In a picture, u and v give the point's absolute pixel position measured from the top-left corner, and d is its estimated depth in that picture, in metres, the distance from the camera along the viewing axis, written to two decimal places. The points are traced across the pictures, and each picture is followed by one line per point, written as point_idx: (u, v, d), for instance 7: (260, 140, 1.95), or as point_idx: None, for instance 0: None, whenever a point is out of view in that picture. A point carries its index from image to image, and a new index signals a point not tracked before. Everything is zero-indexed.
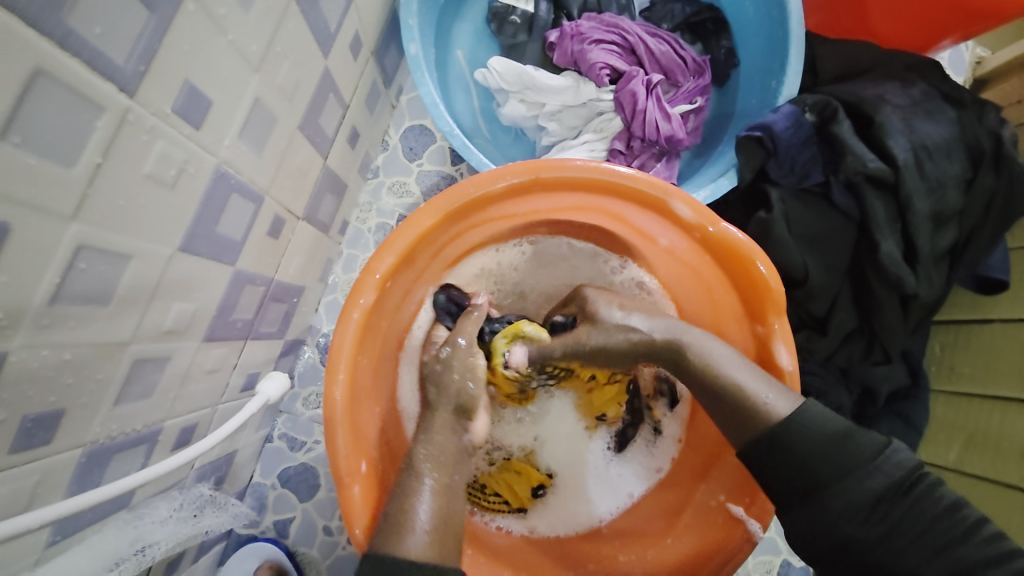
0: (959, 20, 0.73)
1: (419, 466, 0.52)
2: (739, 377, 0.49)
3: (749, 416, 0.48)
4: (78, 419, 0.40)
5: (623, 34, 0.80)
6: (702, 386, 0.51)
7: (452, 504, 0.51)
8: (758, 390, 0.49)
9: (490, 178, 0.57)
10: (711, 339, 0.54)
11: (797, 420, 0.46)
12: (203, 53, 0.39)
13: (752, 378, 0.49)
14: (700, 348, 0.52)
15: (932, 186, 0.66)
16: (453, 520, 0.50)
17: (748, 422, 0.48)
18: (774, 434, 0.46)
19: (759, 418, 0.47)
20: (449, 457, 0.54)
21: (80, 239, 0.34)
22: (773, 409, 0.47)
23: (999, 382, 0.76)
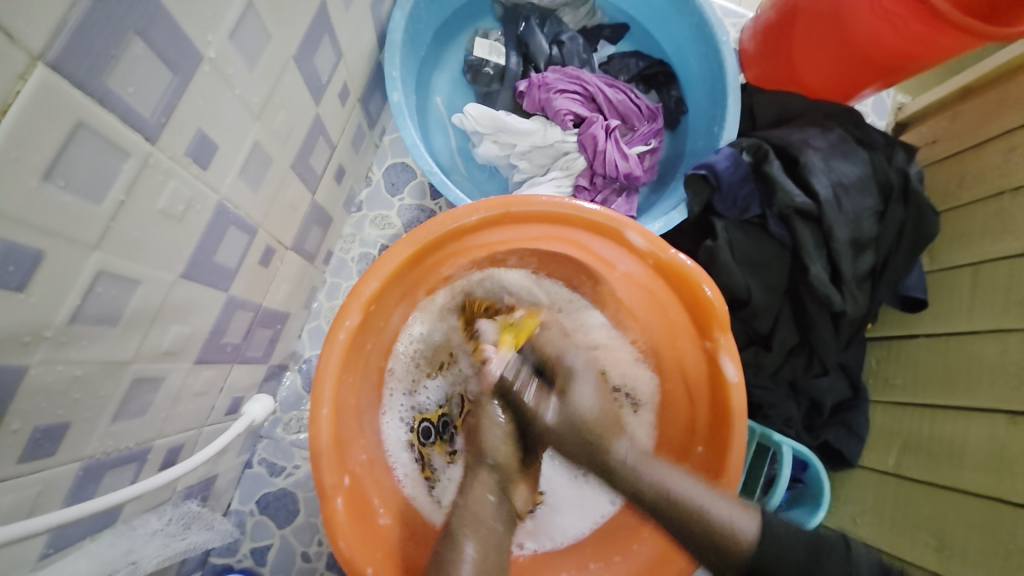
0: (876, 72, 0.84)
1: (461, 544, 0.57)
2: (696, 495, 0.55)
3: (717, 542, 0.53)
4: (80, 432, 0.43)
5: (585, 85, 0.90)
6: (662, 512, 0.55)
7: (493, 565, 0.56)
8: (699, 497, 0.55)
9: (464, 212, 0.64)
10: (654, 458, 0.59)
11: (763, 543, 0.52)
12: (213, 105, 0.45)
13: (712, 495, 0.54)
14: (649, 473, 0.57)
15: (850, 218, 0.76)
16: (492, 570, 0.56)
17: (726, 552, 0.52)
18: (757, 560, 0.52)
19: (732, 545, 0.52)
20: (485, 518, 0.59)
21: (100, 266, 0.38)
22: (740, 531, 0.52)
23: (928, 391, 0.84)
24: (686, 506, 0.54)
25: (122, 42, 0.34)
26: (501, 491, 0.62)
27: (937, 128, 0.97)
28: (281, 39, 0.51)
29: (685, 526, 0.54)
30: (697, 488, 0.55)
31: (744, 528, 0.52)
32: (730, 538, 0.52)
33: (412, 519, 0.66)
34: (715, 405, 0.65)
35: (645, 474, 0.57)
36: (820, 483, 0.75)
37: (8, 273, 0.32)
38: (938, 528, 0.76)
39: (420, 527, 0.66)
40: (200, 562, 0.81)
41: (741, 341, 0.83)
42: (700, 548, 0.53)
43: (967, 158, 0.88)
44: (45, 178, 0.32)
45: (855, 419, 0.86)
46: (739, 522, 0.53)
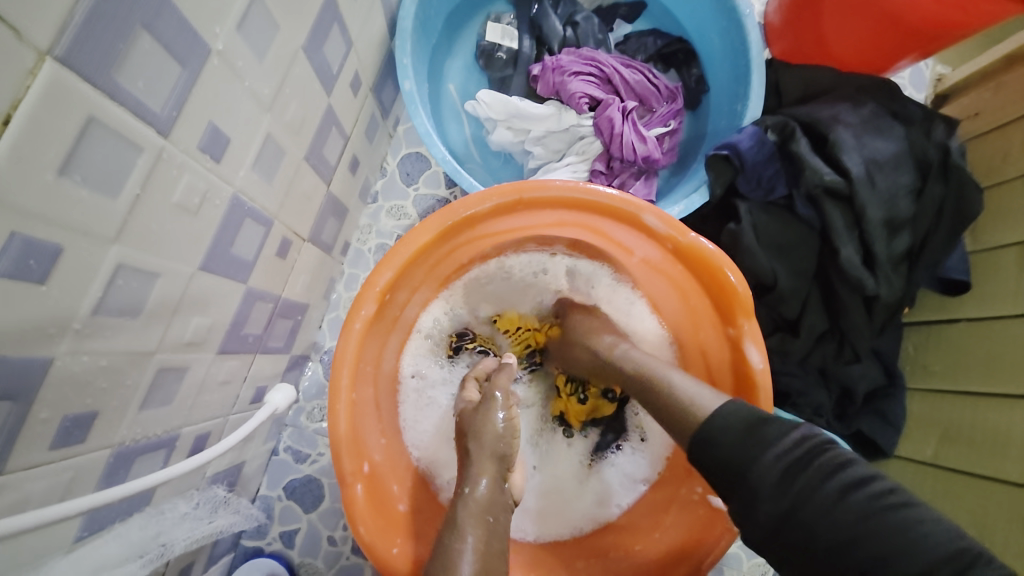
0: (915, 42, 0.79)
1: (460, 526, 0.54)
2: (673, 378, 0.55)
3: (678, 419, 0.51)
4: (108, 420, 0.45)
5: (600, 66, 0.87)
6: (647, 398, 0.56)
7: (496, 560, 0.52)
8: (686, 387, 0.53)
9: (477, 199, 0.63)
10: (666, 362, 0.58)
11: (715, 416, 0.48)
12: (224, 98, 0.45)
13: (696, 386, 0.53)
14: (649, 365, 0.58)
15: (884, 197, 0.72)
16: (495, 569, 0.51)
17: (682, 425, 0.51)
18: (704, 428, 0.48)
19: (687, 418, 0.50)
20: (491, 512, 0.55)
21: (119, 259, 0.39)
22: (698, 405, 0.50)
23: (969, 377, 0.79)
24: (665, 392, 0.54)
25: (130, 37, 0.34)
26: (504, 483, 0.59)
27: (979, 100, 0.90)
28: (289, 28, 0.51)
29: (662, 406, 0.53)
30: (687, 385, 0.53)
31: (703, 403, 0.50)
32: (686, 410, 0.51)
33: (429, 509, 0.66)
34: (738, 392, 0.64)
35: (649, 369, 0.57)
36: None
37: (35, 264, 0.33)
38: (979, 520, 0.72)
39: (433, 513, 0.66)
40: (232, 544, 0.84)
41: (766, 327, 0.80)
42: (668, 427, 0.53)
43: (1012, 130, 0.82)
44: (60, 173, 0.33)
45: (891, 408, 0.82)
46: (702, 400, 0.51)
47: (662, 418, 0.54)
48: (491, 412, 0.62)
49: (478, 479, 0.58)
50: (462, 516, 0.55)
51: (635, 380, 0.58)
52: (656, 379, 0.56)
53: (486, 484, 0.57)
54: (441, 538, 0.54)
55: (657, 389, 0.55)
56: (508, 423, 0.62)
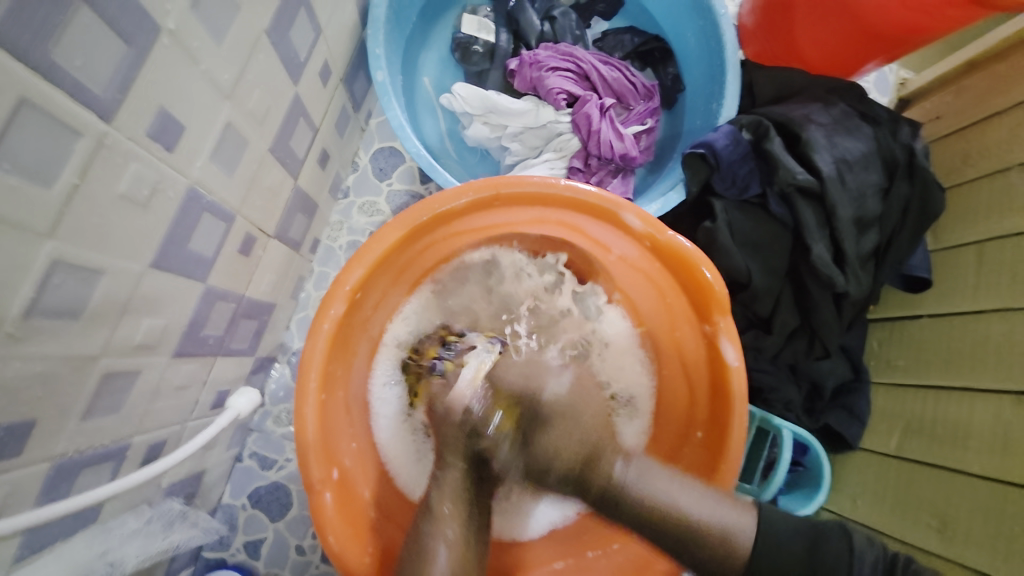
0: (878, 45, 0.80)
1: (428, 521, 0.53)
2: (681, 499, 0.51)
3: (702, 546, 0.50)
4: (47, 430, 0.41)
5: (578, 62, 0.86)
6: (646, 520, 0.50)
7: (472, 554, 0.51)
8: (709, 511, 0.51)
9: (453, 195, 0.62)
10: (651, 466, 0.53)
11: (760, 543, 0.51)
12: (177, 82, 0.42)
13: (711, 503, 0.51)
14: (639, 484, 0.51)
15: (854, 196, 0.73)
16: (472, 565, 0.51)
17: (714, 553, 0.51)
18: (749, 559, 0.51)
19: (727, 550, 0.50)
20: (465, 505, 0.53)
21: (55, 254, 0.36)
22: (733, 533, 0.51)
23: (931, 371, 0.82)
24: (668, 511, 0.50)
25: (67, 11, 0.31)
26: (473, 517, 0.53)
27: (941, 104, 0.94)
28: (251, 11, 0.48)
29: (662, 530, 0.50)
30: (695, 499, 0.51)
31: (734, 525, 0.51)
32: (721, 539, 0.50)
33: (392, 497, 0.64)
34: (714, 391, 0.64)
35: (632, 487, 0.51)
36: (822, 466, 0.75)
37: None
38: (940, 510, 0.74)
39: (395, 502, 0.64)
40: (192, 557, 0.80)
41: (741, 325, 0.81)
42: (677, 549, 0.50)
43: (969, 134, 0.86)
44: None
45: (859, 403, 0.84)
46: (731, 521, 0.51)
47: (671, 547, 0.50)
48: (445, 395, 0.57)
49: (446, 469, 0.54)
50: (435, 500, 0.53)
51: (614, 496, 0.51)
52: (646, 496, 0.50)
53: (455, 530, 0.51)
54: (416, 529, 0.53)
55: (653, 508, 0.50)
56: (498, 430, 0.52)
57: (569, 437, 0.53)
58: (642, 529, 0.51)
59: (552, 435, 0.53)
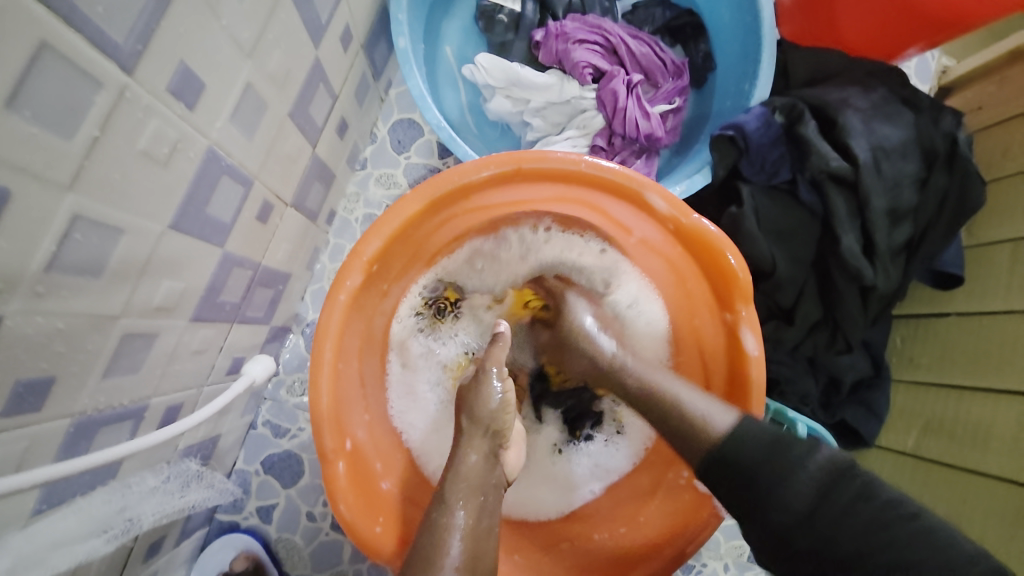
0: (923, 28, 0.76)
1: (447, 503, 0.52)
2: (678, 392, 0.55)
3: (687, 436, 0.52)
4: (67, 387, 0.41)
5: (606, 36, 0.83)
6: (649, 402, 0.56)
7: (481, 546, 0.50)
8: (694, 401, 0.54)
9: (474, 167, 0.60)
10: (658, 367, 0.59)
11: (737, 435, 0.49)
12: (198, 35, 0.40)
13: (707, 401, 0.53)
14: (645, 376, 0.58)
15: (889, 185, 0.70)
16: (483, 560, 0.50)
17: (692, 440, 0.51)
18: (724, 450, 0.49)
19: (701, 434, 0.51)
20: (476, 486, 0.54)
21: (76, 210, 0.35)
22: (711, 423, 0.51)
23: (955, 370, 0.80)
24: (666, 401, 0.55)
25: None
26: (495, 457, 0.58)
27: (983, 94, 0.89)
28: None
29: (666, 419, 0.54)
30: (697, 398, 0.54)
31: (716, 423, 0.51)
32: (699, 429, 0.51)
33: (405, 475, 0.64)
34: (732, 380, 0.62)
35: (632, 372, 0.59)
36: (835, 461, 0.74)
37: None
38: (956, 511, 0.74)
39: (409, 480, 0.64)
40: (207, 518, 0.82)
41: (761, 315, 0.79)
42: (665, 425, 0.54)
43: (1014, 126, 0.81)
44: (4, 105, 0.29)
45: (878, 400, 0.83)
46: (714, 416, 0.52)
47: (671, 437, 0.54)
48: (487, 379, 0.60)
49: (469, 451, 0.56)
50: (450, 490, 0.53)
51: (624, 380, 0.59)
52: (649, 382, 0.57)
53: (477, 458, 0.56)
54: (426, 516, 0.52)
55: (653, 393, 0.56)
56: (503, 397, 0.59)
57: (586, 336, 0.63)
58: (634, 404, 0.58)
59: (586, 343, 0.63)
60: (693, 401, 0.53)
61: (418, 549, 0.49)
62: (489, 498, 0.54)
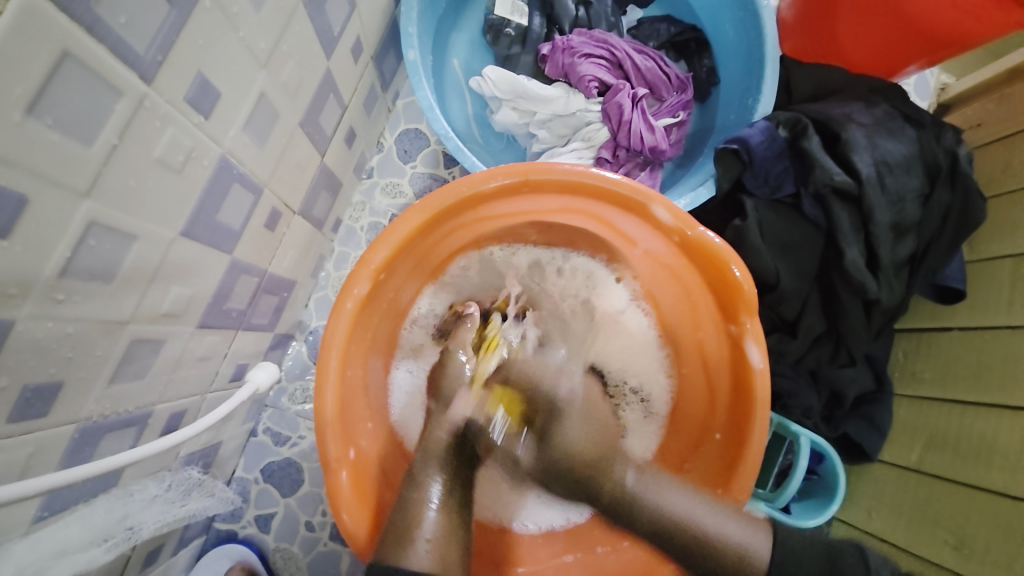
0: (920, 47, 0.77)
1: (423, 519, 0.51)
2: (685, 509, 0.53)
3: (711, 565, 0.51)
4: (74, 393, 0.41)
5: (612, 50, 0.84)
6: (663, 534, 0.52)
7: (462, 555, 0.50)
8: (710, 519, 0.52)
9: (482, 178, 0.60)
10: (665, 480, 0.56)
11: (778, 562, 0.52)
12: (217, 48, 0.41)
13: (716, 511, 0.53)
14: (653, 495, 0.54)
15: (892, 200, 0.71)
16: None
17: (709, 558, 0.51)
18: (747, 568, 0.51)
19: (728, 562, 0.51)
20: (456, 511, 0.53)
21: (91, 216, 0.36)
22: (752, 553, 0.52)
23: (957, 385, 0.80)
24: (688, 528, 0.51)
25: None
26: (482, 482, 0.58)
27: (984, 110, 0.90)
28: None
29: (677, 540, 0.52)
30: (709, 512, 0.53)
31: (738, 541, 0.51)
32: (723, 549, 0.51)
33: None
34: (736, 392, 0.62)
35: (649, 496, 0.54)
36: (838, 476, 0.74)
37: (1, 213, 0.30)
38: (958, 527, 0.73)
39: None
40: (205, 526, 0.82)
41: (764, 327, 0.79)
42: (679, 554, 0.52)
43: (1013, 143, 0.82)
44: (26, 113, 0.29)
45: (883, 415, 0.82)
46: (736, 536, 0.52)
47: (683, 557, 0.52)
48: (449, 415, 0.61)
49: (449, 490, 0.55)
50: (429, 504, 0.53)
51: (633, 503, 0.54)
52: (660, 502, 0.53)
53: (452, 493, 0.55)
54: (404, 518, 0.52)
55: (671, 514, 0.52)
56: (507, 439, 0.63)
57: (595, 452, 0.58)
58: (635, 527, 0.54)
59: (569, 434, 0.60)
60: (711, 522, 0.52)
61: (403, 560, 0.49)
62: (467, 535, 0.54)
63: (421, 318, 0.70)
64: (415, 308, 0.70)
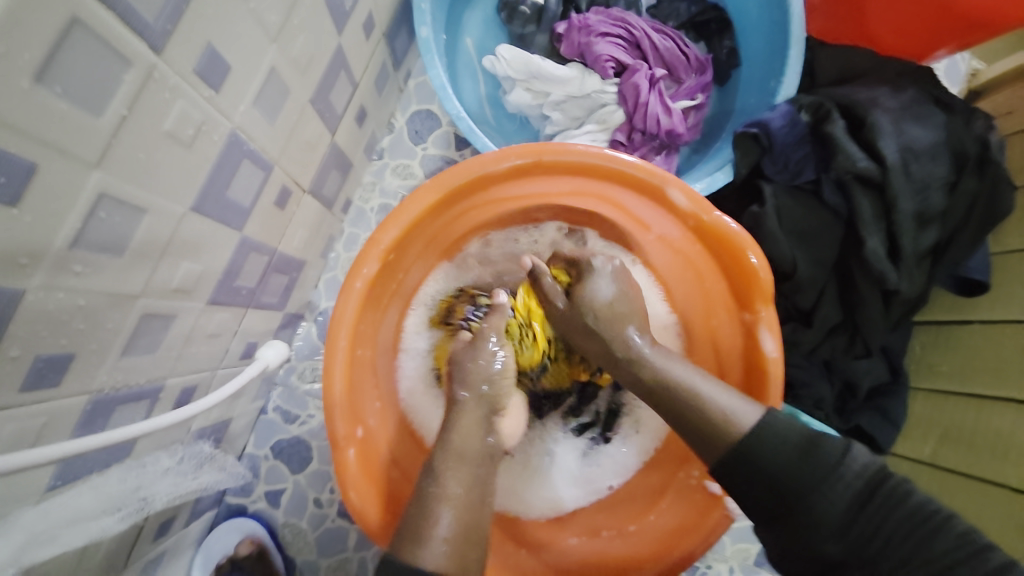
0: (957, 30, 0.74)
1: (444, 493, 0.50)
2: (693, 378, 0.54)
3: (713, 431, 0.51)
4: (87, 364, 0.42)
5: (629, 29, 0.82)
6: (663, 400, 0.55)
7: (476, 518, 0.50)
8: (715, 398, 0.52)
9: (493, 158, 0.59)
10: (671, 355, 0.57)
11: (762, 429, 0.49)
12: (228, 19, 0.40)
13: (730, 397, 0.52)
14: (660, 368, 0.56)
15: (917, 188, 0.68)
16: (476, 529, 0.50)
17: (713, 437, 0.51)
18: (744, 446, 0.49)
19: (722, 432, 0.50)
20: (468, 459, 0.53)
21: (101, 187, 0.35)
22: (735, 417, 0.50)
23: (975, 380, 0.78)
24: (687, 398, 0.53)
25: None
26: (491, 425, 0.58)
27: (1013, 98, 0.87)
28: None
29: (681, 415, 0.53)
30: (717, 392, 0.52)
31: (737, 416, 0.50)
32: (721, 423, 0.51)
33: (416, 468, 0.64)
34: (747, 380, 0.61)
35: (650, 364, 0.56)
36: None
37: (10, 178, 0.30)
38: (970, 521, 0.73)
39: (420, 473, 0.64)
40: (216, 500, 0.83)
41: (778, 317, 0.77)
42: (686, 429, 0.53)
43: None
44: (35, 80, 0.29)
45: (896, 408, 0.81)
46: (735, 411, 0.51)
47: (685, 431, 0.53)
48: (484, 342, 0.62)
49: (460, 424, 0.56)
50: (440, 464, 0.53)
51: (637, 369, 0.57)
52: (664, 374, 0.55)
53: (473, 439, 0.55)
54: (411, 509, 0.51)
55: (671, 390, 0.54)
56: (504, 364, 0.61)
57: (607, 316, 0.60)
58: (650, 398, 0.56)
59: (592, 288, 0.62)
60: (715, 396, 0.52)
61: (410, 521, 0.49)
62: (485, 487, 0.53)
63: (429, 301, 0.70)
64: (424, 291, 0.69)
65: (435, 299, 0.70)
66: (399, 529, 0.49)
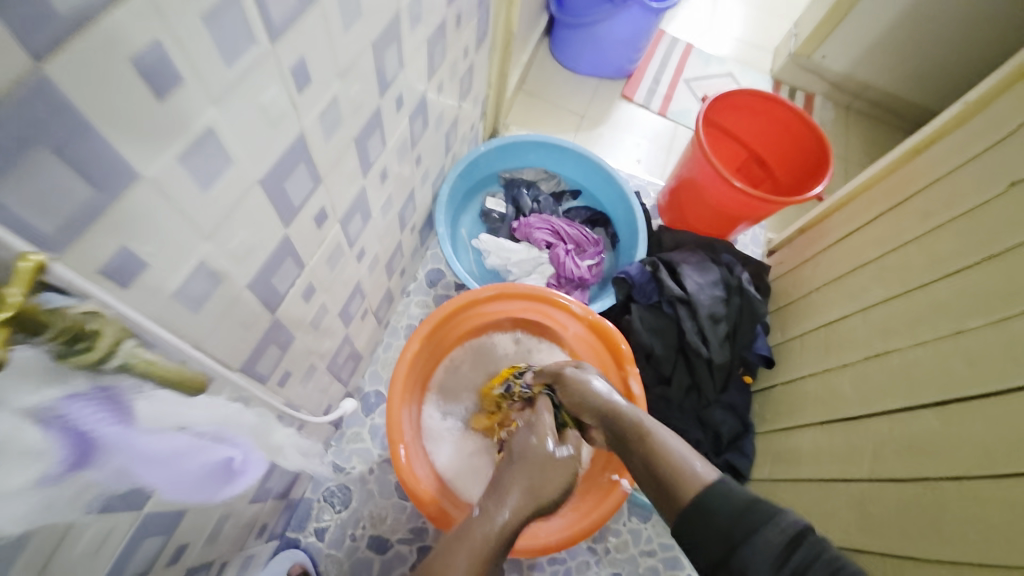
0: (728, 220, 1.42)
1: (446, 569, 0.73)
2: (668, 445, 0.80)
3: (680, 483, 0.74)
4: (291, 384, 0.87)
5: (553, 224, 1.45)
6: (647, 461, 0.80)
7: (476, 562, 0.75)
8: (684, 455, 0.78)
9: (479, 290, 1.15)
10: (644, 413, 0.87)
11: (712, 495, 0.70)
12: (371, 235, 0.97)
13: (697, 459, 0.77)
14: (636, 417, 0.86)
15: (711, 304, 1.25)
16: (476, 568, 0.75)
17: (686, 485, 0.73)
18: (700, 506, 0.70)
19: (693, 484, 0.73)
20: (533, 504, 0.85)
21: (324, 300, 0.86)
22: (702, 474, 0.74)
23: (781, 418, 1.24)
24: (659, 457, 0.79)
25: (360, 212, 0.86)
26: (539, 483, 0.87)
27: (782, 254, 1.52)
28: (397, 205, 1.06)
29: (665, 470, 0.77)
30: (687, 454, 0.78)
31: (704, 473, 0.74)
32: (688, 480, 0.74)
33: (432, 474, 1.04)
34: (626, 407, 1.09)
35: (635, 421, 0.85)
36: None
37: (313, 298, 0.81)
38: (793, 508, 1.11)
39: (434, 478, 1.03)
40: (281, 533, 1.15)
41: (654, 382, 1.26)
42: (666, 481, 0.76)
43: (794, 272, 1.41)
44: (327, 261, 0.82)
45: (743, 447, 1.26)
46: (704, 470, 0.75)
47: (668, 484, 0.76)
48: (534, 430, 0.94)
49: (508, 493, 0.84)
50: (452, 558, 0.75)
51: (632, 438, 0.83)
52: (655, 443, 0.81)
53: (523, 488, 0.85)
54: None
55: (656, 451, 0.80)
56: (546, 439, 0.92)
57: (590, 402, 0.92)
58: (640, 456, 0.82)
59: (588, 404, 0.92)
60: (686, 458, 0.77)
61: (424, 569, 0.73)
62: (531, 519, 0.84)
63: (444, 376, 1.18)
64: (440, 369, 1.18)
65: (447, 376, 1.18)
66: (409, 554, 0.72)
